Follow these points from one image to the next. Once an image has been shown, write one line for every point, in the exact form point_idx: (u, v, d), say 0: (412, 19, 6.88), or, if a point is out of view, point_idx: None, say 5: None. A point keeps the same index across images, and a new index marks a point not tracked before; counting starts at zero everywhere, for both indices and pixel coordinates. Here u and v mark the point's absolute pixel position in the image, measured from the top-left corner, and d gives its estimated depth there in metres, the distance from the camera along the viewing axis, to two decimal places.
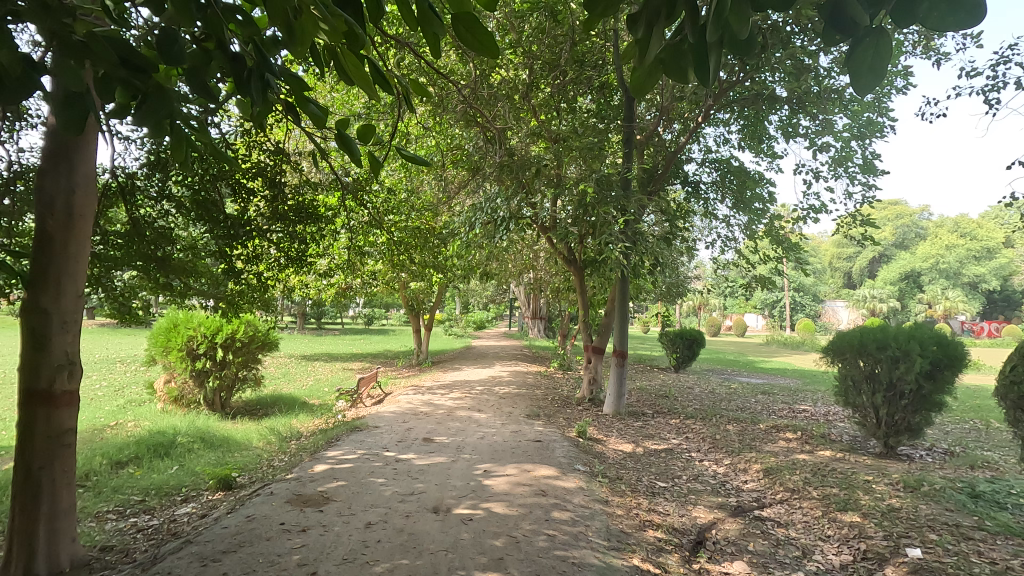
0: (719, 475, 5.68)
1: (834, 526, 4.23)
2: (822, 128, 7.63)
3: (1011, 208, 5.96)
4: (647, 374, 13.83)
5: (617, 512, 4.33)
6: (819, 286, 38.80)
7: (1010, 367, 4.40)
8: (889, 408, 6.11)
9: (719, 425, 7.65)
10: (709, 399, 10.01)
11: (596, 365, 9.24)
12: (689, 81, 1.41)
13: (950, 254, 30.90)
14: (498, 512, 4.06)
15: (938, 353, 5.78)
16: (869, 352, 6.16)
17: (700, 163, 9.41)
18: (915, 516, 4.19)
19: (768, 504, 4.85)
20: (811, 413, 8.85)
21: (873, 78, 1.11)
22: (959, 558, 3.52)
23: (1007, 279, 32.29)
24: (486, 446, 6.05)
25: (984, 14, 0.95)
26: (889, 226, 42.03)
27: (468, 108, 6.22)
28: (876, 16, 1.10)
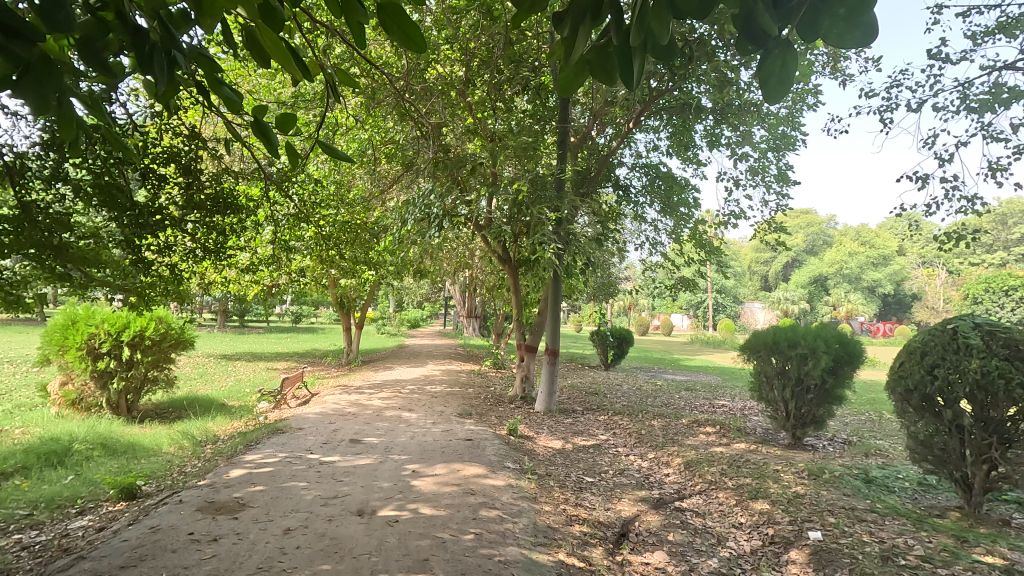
0: (643, 469, 5.90)
1: (746, 514, 4.49)
2: (742, 139, 8.07)
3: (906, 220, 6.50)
4: (579, 373, 14.15)
5: (545, 509, 4.38)
6: (739, 288, 41.18)
7: (898, 363, 4.82)
8: (797, 402, 6.56)
9: (645, 420, 7.94)
10: (636, 396, 10.33)
11: (529, 364, 9.34)
12: (616, 85, 1.42)
13: (853, 260, 33.68)
14: (426, 512, 4.00)
15: (840, 350, 6.34)
16: (781, 350, 6.63)
17: (632, 167, 9.75)
18: (817, 502, 4.53)
19: (688, 495, 5.09)
20: (729, 407, 9.38)
21: (781, 90, 1.20)
22: (853, 539, 3.83)
23: (899, 284, 35.64)
24: (416, 445, 5.96)
25: (874, 34, 1.07)
26: (801, 234, 45.29)
27: (401, 101, 6.08)
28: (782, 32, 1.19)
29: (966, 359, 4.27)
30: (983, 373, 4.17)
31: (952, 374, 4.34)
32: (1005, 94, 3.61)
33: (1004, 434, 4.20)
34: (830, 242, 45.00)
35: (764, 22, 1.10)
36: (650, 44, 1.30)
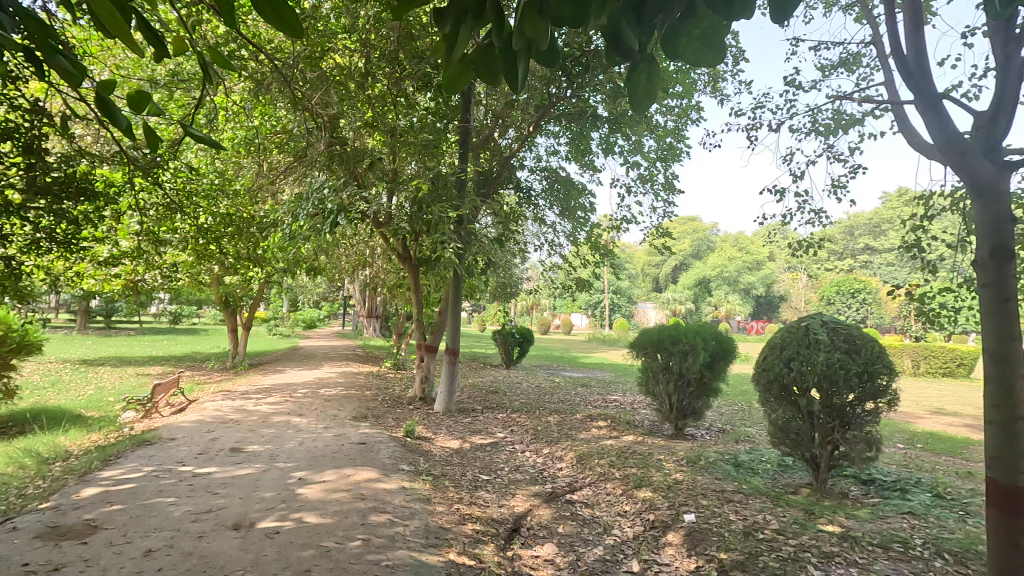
0: (538, 465, 6.05)
1: (630, 502, 4.75)
2: (633, 148, 8.51)
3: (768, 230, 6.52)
4: (481, 372, 14.23)
5: (438, 509, 4.35)
6: (633, 289, 43.60)
7: (762, 357, 5.30)
8: (678, 395, 7.06)
9: (542, 417, 8.15)
10: (535, 393, 10.57)
11: (429, 365, 9.23)
12: (500, 86, 1.42)
13: (732, 265, 36.94)
14: (311, 521, 3.81)
15: (716, 346, 6.93)
16: (666, 347, 7.11)
17: (532, 170, 9.98)
18: (692, 486, 4.91)
19: (578, 488, 5.30)
20: (620, 402, 9.90)
21: (647, 100, 1.35)
22: (720, 518, 4.19)
23: (770, 287, 39.63)
24: (305, 452, 5.66)
25: (716, 56, 1.32)
26: (688, 239, 48.89)
27: (290, 89, 5.71)
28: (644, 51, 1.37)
29: (815, 352, 4.85)
30: (828, 365, 4.76)
31: (804, 366, 4.89)
32: (844, 120, 4.11)
33: (844, 417, 4.80)
34: (713, 247, 49.03)
35: (626, 35, 1.25)
36: (534, 48, 1.34)
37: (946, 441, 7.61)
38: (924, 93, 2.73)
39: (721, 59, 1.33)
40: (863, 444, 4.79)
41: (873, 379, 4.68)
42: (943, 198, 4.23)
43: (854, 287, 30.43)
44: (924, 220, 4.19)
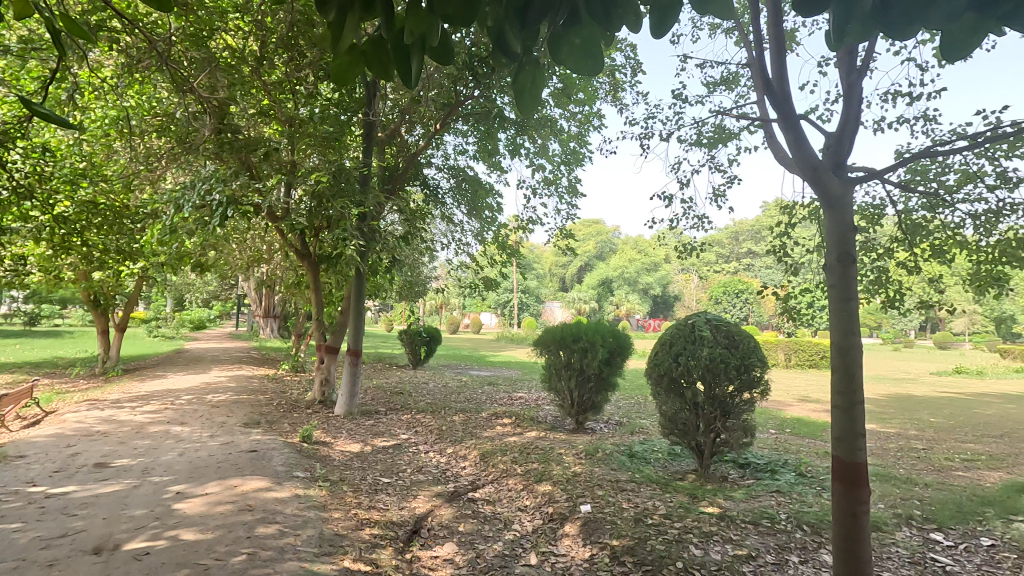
0: (441, 464, 6.02)
1: (530, 496, 4.86)
2: (539, 150, 8.68)
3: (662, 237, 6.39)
4: (386, 372, 13.89)
5: (334, 516, 4.19)
6: (541, 288, 44.64)
7: (653, 354, 5.62)
8: (579, 391, 7.33)
9: (447, 416, 8.11)
10: (441, 393, 10.50)
11: (329, 366, 8.86)
12: (392, 78, 1.39)
13: (632, 266, 38.96)
14: (188, 539, 3.51)
15: (613, 343, 7.29)
16: (567, 344, 7.34)
17: (440, 168, 9.91)
18: (589, 478, 5.11)
19: (481, 485, 5.33)
20: (525, 399, 10.10)
21: (531, 102, 1.39)
22: (613, 507, 4.40)
23: (666, 287, 42.29)
24: (186, 464, 5.21)
25: (596, 66, 1.34)
26: (593, 241, 50.94)
27: (169, 67, 5.20)
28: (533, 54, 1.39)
29: (700, 347, 5.25)
30: (710, 359, 5.17)
31: (690, 360, 5.27)
32: (724, 133, 4.47)
33: (725, 407, 5.22)
34: (615, 249, 51.45)
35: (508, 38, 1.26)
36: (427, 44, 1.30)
37: (809, 425, 8.54)
38: (786, 113, 3.02)
39: (600, 67, 1.36)
40: (740, 430, 5.24)
41: (748, 371, 5.15)
42: (804, 208, 4.72)
43: (738, 287, 33.29)
44: (788, 228, 4.66)
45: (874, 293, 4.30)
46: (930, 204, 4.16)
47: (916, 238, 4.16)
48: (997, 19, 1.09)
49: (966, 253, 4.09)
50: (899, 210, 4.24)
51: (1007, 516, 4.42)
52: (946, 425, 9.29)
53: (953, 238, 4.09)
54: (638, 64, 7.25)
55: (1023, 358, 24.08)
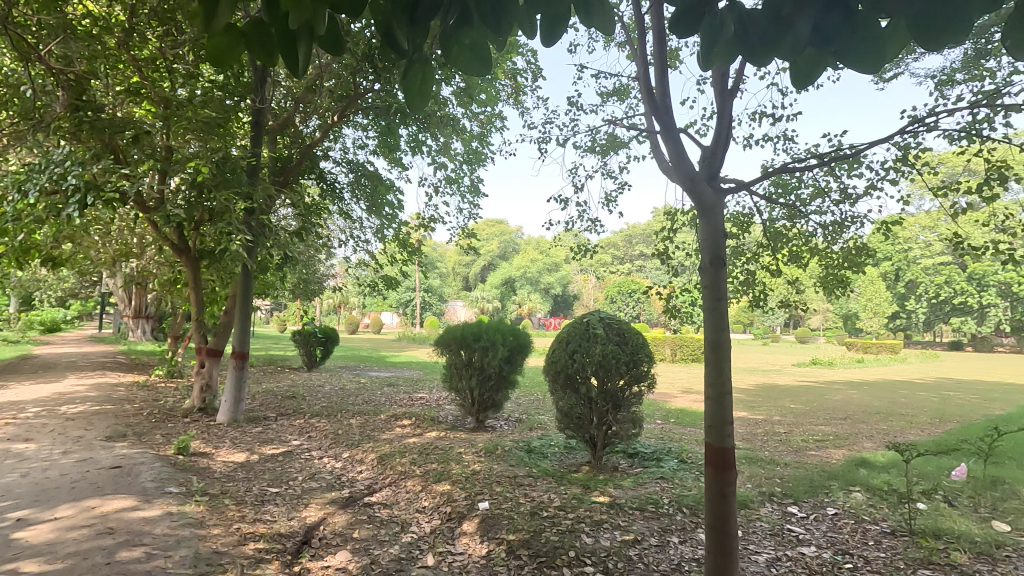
0: (335, 470, 5.78)
1: (428, 497, 4.81)
2: (441, 149, 8.58)
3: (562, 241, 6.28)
4: (277, 376, 13.08)
5: (213, 533, 3.87)
6: (445, 288, 44.34)
7: (551, 352, 5.80)
8: (480, 389, 7.39)
9: (343, 420, 7.81)
10: (337, 396, 10.08)
11: (211, 371, 8.18)
12: (275, 64, 1.30)
13: (534, 266, 39.87)
14: (30, 572, 3.07)
15: (513, 342, 7.41)
16: (468, 343, 7.36)
17: (338, 161, 9.52)
18: (488, 475, 5.17)
19: (378, 489, 5.19)
20: (426, 399, 9.99)
21: (420, 100, 1.38)
22: (511, 502, 4.48)
23: (566, 287, 43.78)
24: (30, 486, 4.55)
25: (487, 69, 1.35)
26: (496, 241, 51.48)
27: (8, 30, 4.47)
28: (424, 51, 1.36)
29: (593, 344, 5.51)
30: (603, 355, 5.43)
31: (585, 357, 5.50)
32: (615, 143, 4.72)
33: (616, 400, 5.50)
34: (518, 249, 52.37)
35: (396, 36, 1.26)
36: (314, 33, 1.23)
37: (690, 415, 9.26)
38: (667, 126, 3.25)
39: (490, 71, 1.36)
40: (630, 422, 5.56)
41: (637, 366, 5.47)
42: (685, 215, 5.10)
43: (631, 287, 35.29)
44: (672, 233, 5.01)
45: (744, 292, 4.75)
46: (789, 214, 4.68)
47: (777, 245, 4.67)
48: (833, 52, 1.22)
49: (817, 258, 4.64)
50: (763, 219, 4.72)
51: (847, 487, 5.10)
52: (803, 411, 10.50)
53: (807, 246, 4.62)
54: (538, 69, 7.43)
55: (862, 349, 27.87)
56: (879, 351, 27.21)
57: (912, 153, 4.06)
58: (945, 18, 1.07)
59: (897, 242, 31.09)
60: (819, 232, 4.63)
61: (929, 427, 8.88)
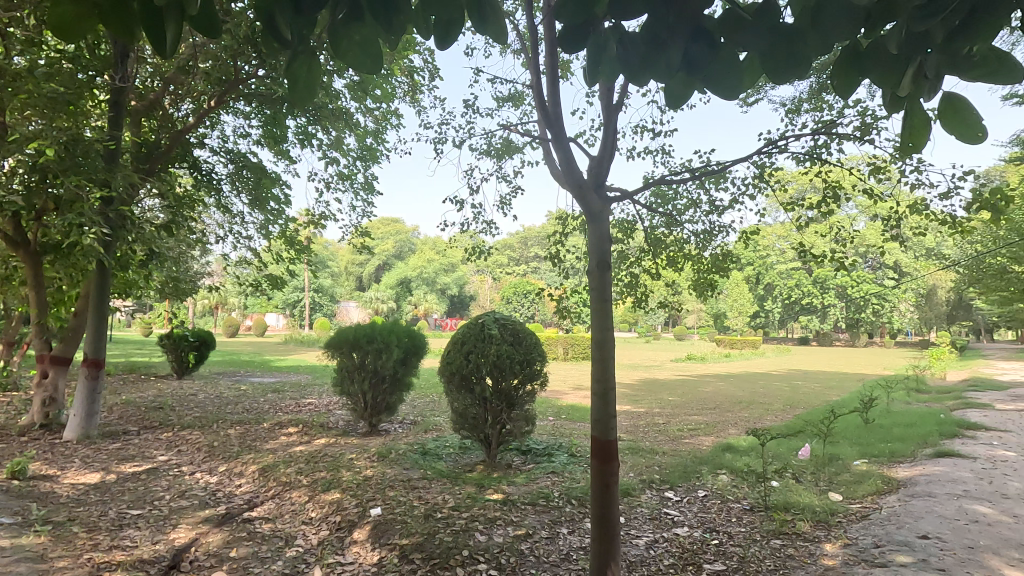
0: (210, 485, 5.32)
1: (316, 508, 4.58)
2: (333, 144, 8.19)
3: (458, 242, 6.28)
4: (140, 385, 11.74)
5: (57, 567, 3.39)
6: (337, 287, 42.45)
7: (446, 353, 5.78)
8: (373, 393, 7.19)
9: (219, 430, 7.20)
10: (213, 405, 9.27)
11: (57, 381, 7.18)
12: (141, 40, 1.18)
13: (430, 266, 39.41)
14: None
15: (408, 343, 7.29)
16: (360, 345, 7.11)
17: (215, 150, 8.76)
18: (380, 480, 5.03)
19: (259, 503, 4.86)
20: (314, 405, 9.50)
21: (306, 92, 1.33)
22: (404, 506, 4.40)
23: (463, 288, 43.81)
24: None
25: (378, 66, 1.32)
26: (392, 240, 50.22)
27: None
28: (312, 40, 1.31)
29: (488, 344, 5.58)
30: (497, 355, 5.52)
31: (480, 358, 5.55)
32: (510, 147, 4.83)
33: (510, 399, 5.62)
34: (414, 249, 51.49)
35: (279, 25, 1.19)
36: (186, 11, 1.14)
37: (580, 411, 9.70)
38: (558, 134, 3.39)
39: (380, 67, 1.33)
40: (523, 420, 5.70)
41: (530, 365, 5.63)
42: (575, 220, 5.34)
43: (526, 288, 36.14)
44: (563, 237, 5.22)
45: (627, 294, 5.07)
46: (667, 222, 5.07)
47: (657, 250, 5.04)
48: (700, 78, 1.35)
49: (690, 263, 5.07)
50: (645, 225, 5.07)
51: (715, 470, 5.64)
52: (679, 403, 11.42)
53: (682, 251, 5.04)
54: (435, 69, 7.37)
55: (730, 344, 30.96)
56: (743, 346, 30.40)
57: (767, 172, 4.58)
58: (785, 60, 1.25)
59: (758, 249, 34.92)
60: (693, 239, 5.07)
61: (781, 413, 10.07)
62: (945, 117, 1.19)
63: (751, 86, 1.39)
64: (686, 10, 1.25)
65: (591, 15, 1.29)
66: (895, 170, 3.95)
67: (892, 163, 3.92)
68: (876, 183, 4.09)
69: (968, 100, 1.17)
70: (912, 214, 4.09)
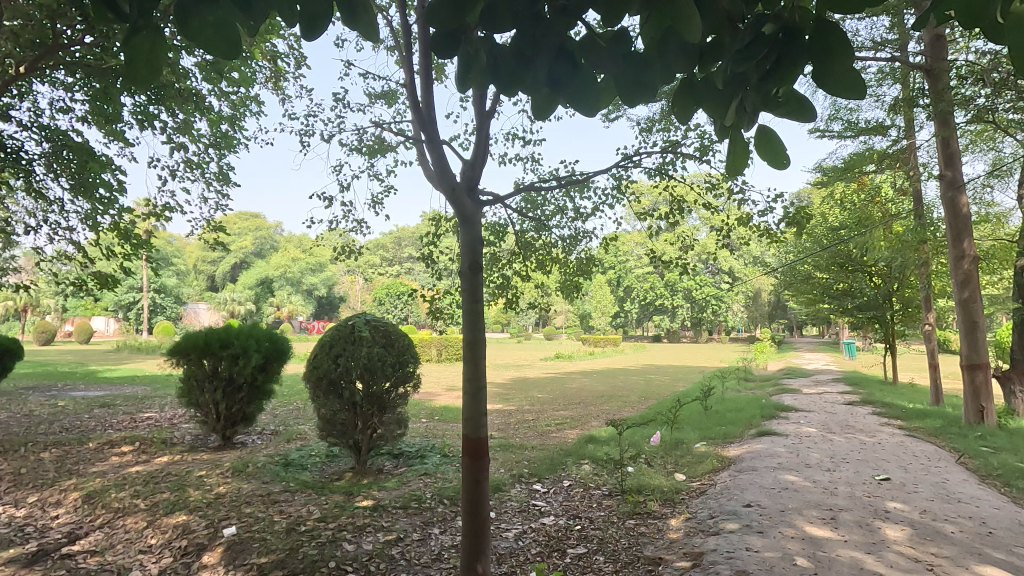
0: (16, 521, 4.49)
1: (157, 533, 4.07)
2: (181, 127, 7.33)
3: (326, 240, 5.97)
4: None
5: None
6: (183, 287, 37.99)
7: (313, 358, 5.48)
8: (227, 402, 6.58)
9: (28, 455, 6.09)
10: (18, 425, 7.81)
11: None
12: None
13: (295, 265, 36.85)
14: None
15: (269, 347, 6.79)
16: (212, 351, 6.47)
17: (23, 124, 7.39)
18: (236, 497, 4.63)
19: (83, 535, 4.21)
20: (155, 419, 8.43)
21: (148, 72, 1.18)
22: (264, 522, 4.10)
23: (331, 288, 41.67)
24: None
25: (237, 51, 1.22)
26: (250, 236, 46.16)
27: None
28: (154, 15, 1.18)
29: (359, 347, 5.40)
30: (369, 358, 5.37)
31: (349, 361, 5.35)
32: (383, 145, 4.72)
33: (382, 402, 5.49)
34: (276, 247, 47.86)
35: None
36: None
37: (453, 412, 9.75)
38: (432, 136, 3.41)
39: (239, 53, 1.24)
40: (394, 423, 5.60)
41: (403, 367, 5.56)
42: (449, 221, 5.37)
43: (399, 290, 35.39)
44: (436, 238, 5.24)
45: (499, 295, 5.21)
46: (536, 226, 5.32)
47: (528, 253, 5.26)
48: (564, 95, 1.44)
49: (558, 266, 5.36)
50: (516, 229, 5.26)
51: (579, 461, 6.02)
52: (547, 399, 11.97)
53: (550, 254, 5.31)
54: (302, 57, 6.96)
55: (594, 343, 33.08)
56: (605, 344, 32.65)
57: (625, 184, 5.02)
58: (636, 86, 1.39)
59: (619, 254, 37.75)
60: (560, 243, 5.37)
61: (636, 404, 11.01)
62: (759, 145, 1.37)
63: (609, 104, 1.54)
64: (551, 30, 1.34)
65: (462, 24, 1.31)
66: (727, 188, 4.54)
67: (725, 182, 4.51)
68: (713, 198, 4.67)
69: (776, 131, 1.37)
70: (740, 227, 4.73)
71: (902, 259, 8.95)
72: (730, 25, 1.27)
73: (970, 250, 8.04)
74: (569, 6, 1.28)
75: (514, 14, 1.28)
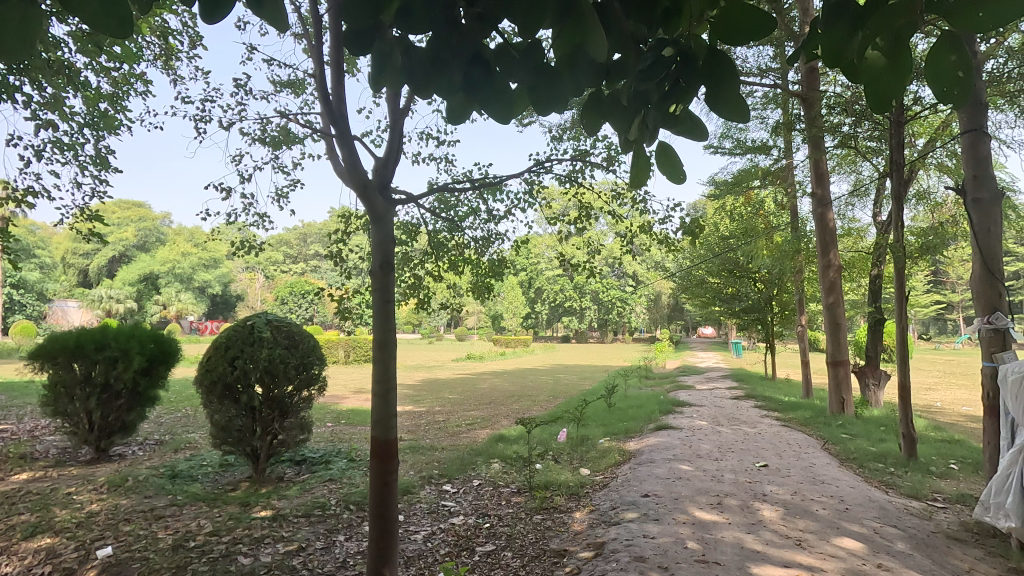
0: None
1: (14, 559, 3.56)
2: (49, 103, 6.50)
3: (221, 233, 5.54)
4: None
5: None
6: (47, 282, 33.50)
7: (206, 360, 5.09)
8: (102, 411, 5.93)
9: None
10: None
11: None
12: None
13: (185, 260, 33.85)
14: None
15: (154, 350, 6.24)
16: (85, 354, 5.81)
17: None
18: (112, 515, 4.20)
19: None
20: (10, 432, 7.38)
21: (18, 46, 1.03)
22: (146, 540, 3.76)
23: (227, 285, 38.79)
24: None
25: (130, 28, 1.10)
26: (131, 227, 41.70)
27: None
28: None
29: (259, 349, 5.09)
30: (270, 360, 5.08)
31: (247, 363, 5.02)
32: (289, 137, 4.50)
33: (283, 406, 5.22)
34: (163, 239, 43.67)
35: None
36: None
37: (360, 415, 9.47)
38: (343, 132, 3.31)
39: (130, 31, 1.12)
40: (297, 428, 5.35)
41: (308, 369, 5.33)
42: (359, 219, 5.24)
43: (304, 288, 33.79)
44: (345, 236, 5.07)
45: (411, 295, 5.13)
46: (449, 226, 5.33)
47: (440, 253, 5.26)
48: (478, 100, 1.48)
49: (470, 267, 5.40)
50: (429, 229, 5.23)
51: (489, 460, 6.09)
52: (457, 400, 11.95)
53: (462, 255, 5.35)
54: (198, 37, 6.44)
55: (505, 343, 33.48)
56: (516, 344, 33.08)
57: (536, 189, 5.16)
58: (548, 95, 1.44)
59: (530, 256, 38.43)
60: (472, 243, 5.41)
61: (545, 403, 11.30)
62: (659, 159, 1.47)
63: (522, 111, 1.58)
64: (465, 36, 1.36)
65: (375, 20, 1.32)
66: (632, 196, 4.82)
67: (630, 191, 4.79)
68: (618, 206, 4.93)
69: (674, 147, 1.48)
70: (642, 234, 5.03)
71: (780, 268, 9.92)
72: (633, 46, 1.34)
73: (835, 261, 9.09)
74: (483, 14, 1.32)
75: (428, 16, 1.29)
